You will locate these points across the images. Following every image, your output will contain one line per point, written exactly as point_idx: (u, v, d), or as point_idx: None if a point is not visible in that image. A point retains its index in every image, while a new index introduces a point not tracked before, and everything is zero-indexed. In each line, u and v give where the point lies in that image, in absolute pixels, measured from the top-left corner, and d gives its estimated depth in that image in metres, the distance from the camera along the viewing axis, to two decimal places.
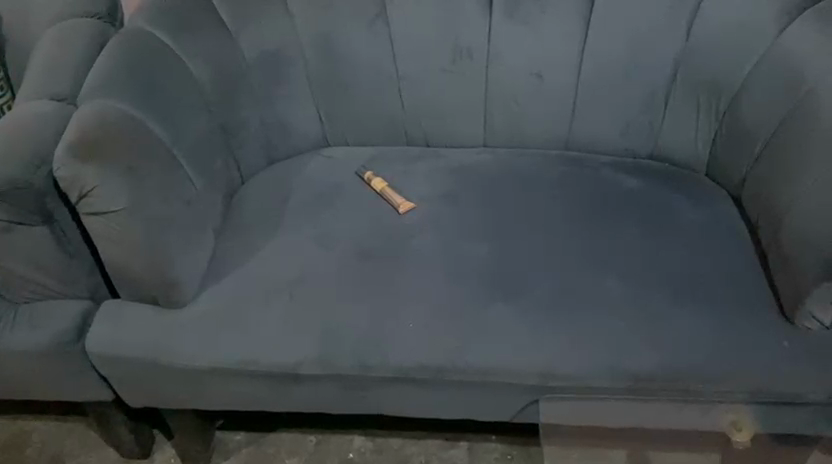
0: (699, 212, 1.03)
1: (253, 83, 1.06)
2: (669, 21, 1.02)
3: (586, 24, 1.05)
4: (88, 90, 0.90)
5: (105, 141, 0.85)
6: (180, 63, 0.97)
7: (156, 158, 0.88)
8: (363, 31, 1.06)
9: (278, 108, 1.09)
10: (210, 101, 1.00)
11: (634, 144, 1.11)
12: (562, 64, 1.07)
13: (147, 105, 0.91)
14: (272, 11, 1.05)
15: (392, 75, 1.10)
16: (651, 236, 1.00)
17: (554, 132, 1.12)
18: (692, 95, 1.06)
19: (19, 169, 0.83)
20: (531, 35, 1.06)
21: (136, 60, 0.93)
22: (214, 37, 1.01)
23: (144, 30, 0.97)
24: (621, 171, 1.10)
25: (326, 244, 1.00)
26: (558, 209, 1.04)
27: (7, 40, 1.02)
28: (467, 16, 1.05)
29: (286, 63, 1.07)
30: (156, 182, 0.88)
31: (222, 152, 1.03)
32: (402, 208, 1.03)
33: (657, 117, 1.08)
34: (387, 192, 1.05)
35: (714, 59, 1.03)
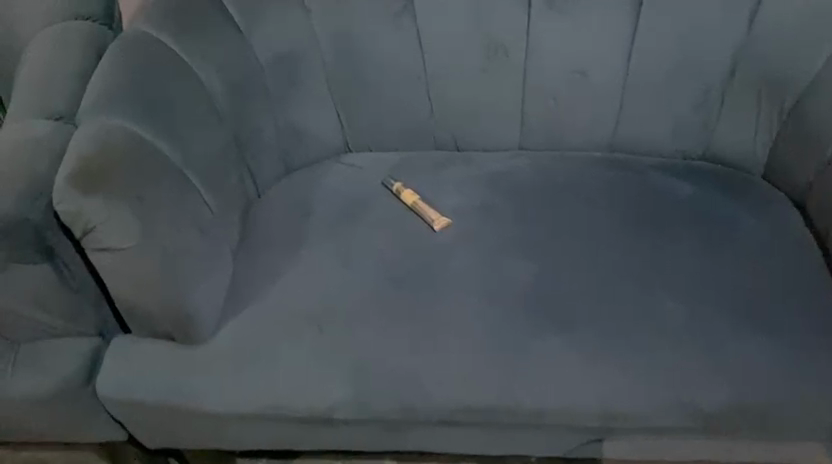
0: (763, 220, 0.94)
1: (267, 87, 0.95)
2: (727, 12, 0.93)
3: (635, 15, 0.95)
4: (87, 107, 0.80)
5: (109, 169, 0.75)
6: (187, 70, 0.87)
7: (166, 183, 0.78)
8: (387, 27, 0.96)
9: (295, 113, 0.98)
10: (222, 111, 0.90)
11: (685, 145, 1.02)
12: (607, 59, 0.97)
13: (153, 122, 0.80)
14: (287, 7, 0.94)
15: (418, 76, 0.99)
16: (712, 249, 0.90)
17: (597, 133, 1.02)
18: (751, 95, 0.97)
19: (14, 204, 0.73)
20: (575, 29, 0.96)
21: (138, 70, 0.83)
22: (224, 38, 0.91)
23: (147, 35, 0.87)
24: (673, 174, 1.00)
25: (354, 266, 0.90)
26: (608, 220, 0.94)
27: None
28: (504, 8, 0.95)
29: (302, 64, 0.96)
30: (167, 212, 0.78)
31: (237, 166, 0.92)
32: (437, 226, 0.93)
33: (711, 115, 0.99)
34: (419, 206, 0.96)
35: (778, 55, 0.93)
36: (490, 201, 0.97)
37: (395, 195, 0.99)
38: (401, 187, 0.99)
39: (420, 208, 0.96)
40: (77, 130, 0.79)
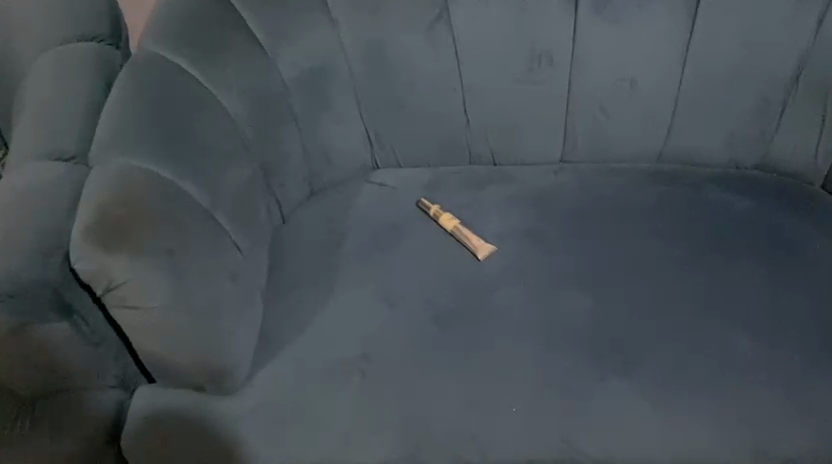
0: (828, 240, 0.88)
1: (292, 108, 0.88)
2: (792, 17, 0.86)
3: (691, 21, 0.88)
4: (101, 145, 0.72)
5: (132, 220, 0.67)
6: (208, 97, 0.79)
7: (194, 231, 0.71)
8: (422, 40, 0.89)
9: (322, 134, 0.91)
10: (246, 139, 0.82)
11: (739, 156, 0.95)
12: (659, 66, 0.90)
13: (176, 160, 0.73)
14: (313, 21, 0.87)
15: (454, 89, 0.92)
16: (775, 276, 0.85)
17: (645, 146, 0.95)
18: (816, 104, 0.90)
19: (27, 265, 0.66)
20: (625, 37, 0.88)
21: (155, 102, 0.75)
22: (246, 58, 0.83)
23: (160, 59, 0.79)
24: (727, 188, 0.94)
25: (394, 305, 0.83)
26: (663, 245, 0.88)
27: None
28: (548, 17, 0.87)
29: (331, 82, 0.89)
30: (197, 262, 0.70)
31: (264, 198, 0.85)
32: (480, 254, 0.87)
33: (770, 125, 0.92)
34: (460, 232, 0.89)
35: None
36: (536, 226, 0.91)
37: (432, 220, 0.92)
38: (438, 210, 0.91)
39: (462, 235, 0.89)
40: (92, 172, 0.71)
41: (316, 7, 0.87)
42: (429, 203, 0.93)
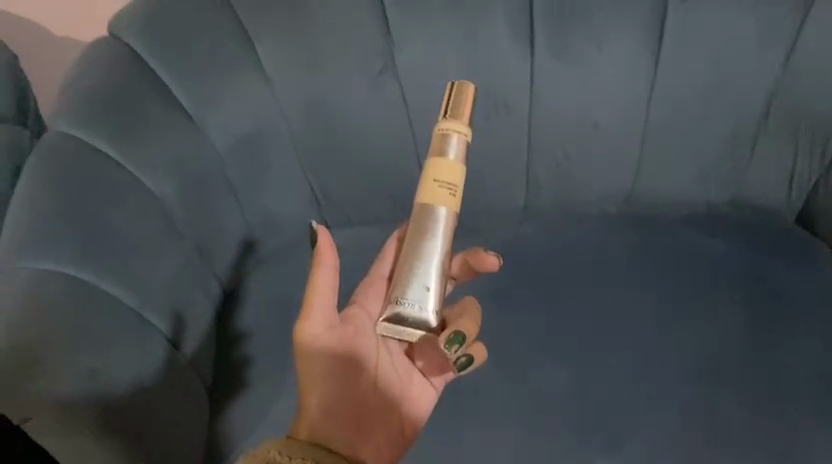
0: (803, 282, 0.86)
1: (230, 179, 0.80)
2: (761, 50, 0.81)
3: (654, 59, 0.82)
4: (6, 249, 0.64)
5: (44, 344, 0.59)
6: (140, 192, 0.70)
7: (130, 356, 0.63)
8: (366, 91, 0.81)
9: (266, 200, 0.83)
10: (181, 223, 0.74)
11: (708, 197, 0.91)
12: (626, 104, 0.84)
13: (96, 262, 0.65)
14: (248, 77, 0.78)
15: (408, 143, 0.85)
16: (753, 327, 0.83)
17: (612, 190, 0.90)
18: (786, 141, 0.85)
19: None
20: (583, 80, 0.82)
21: (73, 191, 0.67)
22: (173, 126, 0.74)
23: (69, 139, 0.70)
24: (699, 233, 0.90)
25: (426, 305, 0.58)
26: (640, 300, 0.85)
27: None
28: (502, 61, 0.81)
29: (268, 147, 0.81)
30: (124, 380, 0.62)
31: (203, 283, 0.78)
32: (487, 265, 0.61)
33: (742, 162, 0.87)
34: (460, 186, 0.60)
35: (820, 97, 0.82)
36: (504, 287, 0.87)
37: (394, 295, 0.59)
38: (460, 140, 0.59)
39: (462, 179, 0.60)
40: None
41: (246, 64, 0.77)
42: (459, 83, 0.61)
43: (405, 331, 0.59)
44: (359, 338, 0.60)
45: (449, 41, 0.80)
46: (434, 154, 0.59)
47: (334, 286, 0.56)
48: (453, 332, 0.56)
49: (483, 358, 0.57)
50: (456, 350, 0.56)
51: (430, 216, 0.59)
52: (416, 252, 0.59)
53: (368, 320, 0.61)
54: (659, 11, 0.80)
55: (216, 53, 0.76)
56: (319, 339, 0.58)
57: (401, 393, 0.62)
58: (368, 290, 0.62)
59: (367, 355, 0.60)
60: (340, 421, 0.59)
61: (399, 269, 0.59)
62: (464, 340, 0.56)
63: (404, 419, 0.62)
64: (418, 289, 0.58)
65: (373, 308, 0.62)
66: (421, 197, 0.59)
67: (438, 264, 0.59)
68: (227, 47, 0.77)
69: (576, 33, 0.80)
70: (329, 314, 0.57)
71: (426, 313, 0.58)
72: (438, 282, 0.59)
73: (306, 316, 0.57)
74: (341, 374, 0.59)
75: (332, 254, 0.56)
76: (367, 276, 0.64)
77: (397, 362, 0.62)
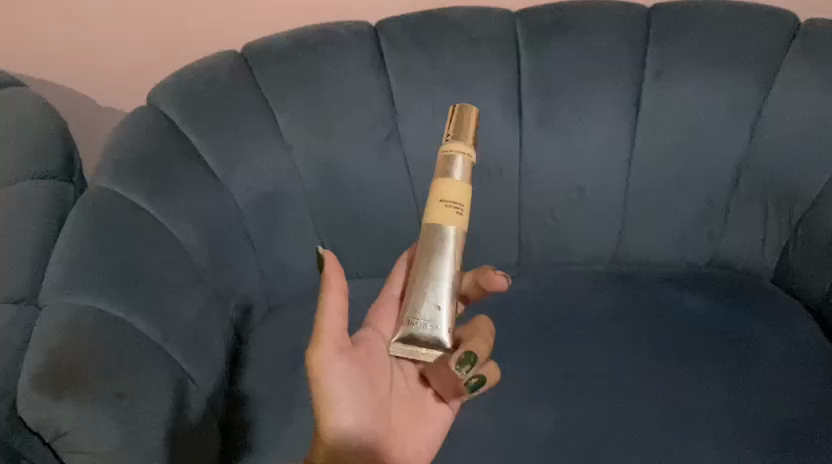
0: (779, 336, 0.92)
1: (249, 232, 0.89)
2: (728, 121, 0.89)
3: (632, 130, 0.91)
4: (50, 285, 0.72)
5: (79, 365, 0.66)
6: (169, 241, 0.80)
7: (153, 382, 0.71)
8: (372, 155, 0.90)
9: (280, 253, 0.92)
10: (203, 269, 0.83)
11: (689, 256, 0.98)
12: (609, 170, 0.93)
13: (128, 299, 0.73)
14: (268, 141, 0.87)
15: (410, 203, 0.94)
16: (730, 376, 0.88)
17: (599, 248, 0.98)
18: (758, 204, 0.92)
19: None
20: (568, 147, 0.92)
21: (110, 237, 0.76)
22: (200, 182, 0.83)
23: (108, 192, 0.79)
24: (681, 289, 0.97)
25: (437, 323, 0.63)
26: (624, 351, 0.91)
27: None
28: (494, 129, 0.91)
29: (284, 204, 0.90)
30: (147, 404, 0.69)
31: (220, 324, 0.85)
32: (497, 286, 0.65)
33: (718, 225, 0.95)
34: (467, 205, 0.64)
35: (786, 163, 0.89)
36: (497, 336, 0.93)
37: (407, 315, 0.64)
38: (464, 160, 0.64)
39: (467, 199, 0.64)
40: (42, 311, 0.71)
41: (267, 129, 0.87)
42: (462, 107, 0.66)
43: (419, 350, 0.64)
44: (371, 358, 0.64)
45: (448, 113, 0.90)
46: (440, 176, 0.64)
47: (343, 310, 0.60)
48: (466, 352, 0.61)
49: (491, 378, 0.63)
50: (467, 372, 0.61)
51: (438, 236, 0.63)
52: (425, 272, 0.64)
53: (380, 340, 0.67)
54: (635, 89, 0.90)
55: (241, 122, 0.86)
56: (334, 366, 0.60)
57: (416, 414, 0.68)
58: (381, 314, 0.69)
59: (379, 373, 0.65)
60: (356, 444, 0.62)
61: (411, 289, 0.64)
62: (475, 361, 0.61)
63: (417, 439, 0.68)
64: (429, 309, 0.63)
65: (387, 331, 0.68)
66: (429, 217, 0.64)
67: (449, 283, 0.64)
68: (252, 117, 0.87)
69: (561, 106, 0.90)
70: (340, 337, 0.60)
71: (439, 332, 0.63)
72: (449, 301, 0.64)
73: (319, 343, 0.59)
74: (359, 396, 0.61)
75: (339, 279, 0.59)
76: (379, 299, 0.71)
77: (412, 383, 0.68)
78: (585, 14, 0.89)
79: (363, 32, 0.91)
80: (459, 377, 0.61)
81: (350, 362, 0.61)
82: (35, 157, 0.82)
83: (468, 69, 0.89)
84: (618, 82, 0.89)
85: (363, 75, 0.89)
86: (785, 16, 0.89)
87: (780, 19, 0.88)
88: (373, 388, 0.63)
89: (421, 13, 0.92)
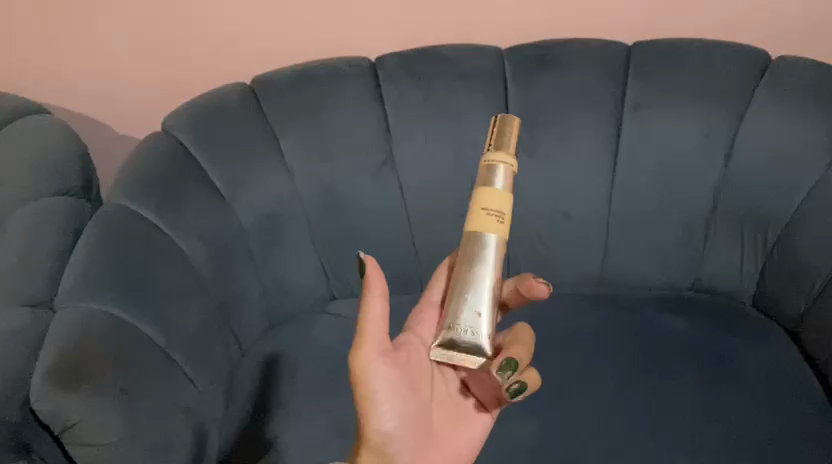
0: (758, 356, 0.95)
1: (252, 249, 0.95)
2: (704, 150, 0.95)
3: (613, 158, 0.97)
4: (65, 290, 0.78)
5: (88, 362, 0.72)
6: (176, 254, 0.86)
7: (154, 382, 0.76)
8: (369, 179, 0.97)
9: (282, 270, 0.98)
10: (207, 282, 0.89)
11: (672, 279, 1.02)
12: (592, 196, 0.98)
13: (136, 304, 0.79)
14: (272, 164, 0.94)
15: (404, 225, 1.00)
16: (708, 393, 0.92)
17: (585, 270, 1.03)
18: (735, 229, 0.97)
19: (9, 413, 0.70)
20: (553, 173, 0.97)
21: (122, 248, 0.82)
22: (208, 201, 0.90)
23: (121, 208, 0.86)
24: (664, 311, 1.01)
25: (477, 331, 0.62)
26: (607, 368, 0.95)
27: None
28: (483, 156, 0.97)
29: (286, 224, 0.96)
30: (149, 401, 0.75)
31: (222, 334, 0.91)
32: (538, 293, 0.63)
33: (698, 251, 1.00)
34: (508, 213, 0.64)
35: (760, 189, 0.94)
36: None
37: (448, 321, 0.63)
38: (506, 170, 0.63)
39: (508, 208, 0.63)
40: (56, 314, 0.77)
41: (271, 154, 0.94)
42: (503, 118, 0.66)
43: (460, 357, 0.62)
44: (409, 362, 0.63)
45: (440, 141, 0.96)
46: (481, 185, 0.64)
47: (385, 313, 0.58)
48: (506, 358, 0.59)
49: (535, 384, 0.60)
50: (508, 378, 0.59)
51: (478, 243, 0.63)
52: (466, 278, 0.63)
53: (421, 345, 0.66)
54: (615, 121, 0.96)
55: (248, 148, 0.93)
56: (377, 369, 0.59)
57: (457, 418, 0.67)
58: (422, 317, 0.67)
59: (418, 378, 0.63)
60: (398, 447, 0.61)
61: (450, 296, 0.63)
62: (517, 367, 0.59)
63: (460, 443, 0.67)
64: (469, 316, 0.62)
65: (427, 336, 0.67)
66: (470, 225, 0.63)
67: (489, 291, 0.63)
68: (257, 142, 0.93)
69: (545, 135, 0.96)
70: (383, 340, 0.59)
71: (480, 339, 0.62)
72: (490, 308, 0.63)
73: (361, 345, 0.58)
74: (400, 398, 0.61)
75: (381, 282, 0.57)
76: (418, 303, 0.69)
77: (455, 391, 0.68)
78: (569, 51, 0.96)
79: (363, 65, 0.97)
80: (501, 383, 0.59)
81: (392, 365, 0.60)
82: (57, 176, 0.89)
83: (458, 101, 0.96)
84: (598, 114, 0.96)
85: (361, 105, 0.96)
86: (757, 53, 0.95)
87: (752, 56, 0.94)
88: (412, 392, 0.62)
89: (416, 49, 0.99)
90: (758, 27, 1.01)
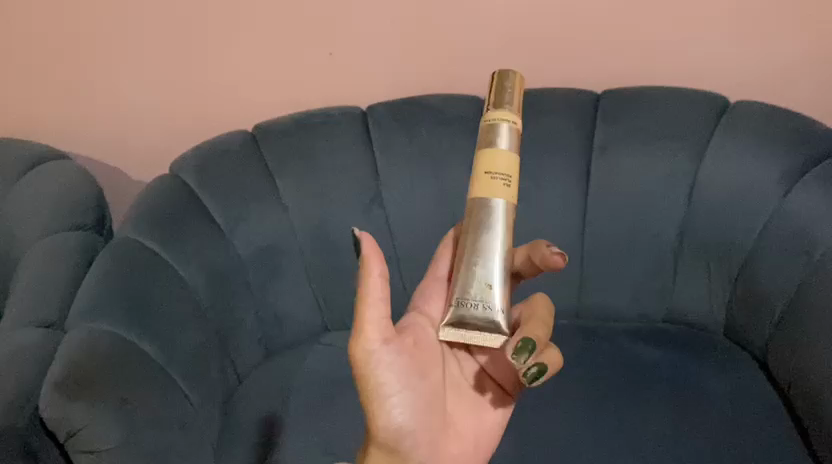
0: (727, 380, 1.00)
1: (248, 279, 1.02)
2: (668, 185, 1.02)
3: (584, 193, 1.05)
4: (75, 313, 0.86)
5: (92, 375, 0.79)
6: (177, 282, 0.94)
7: (153, 397, 0.83)
8: (358, 216, 1.05)
9: (275, 301, 1.05)
10: (204, 308, 0.97)
11: (646, 311, 1.08)
12: (565, 231, 1.06)
13: (138, 326, 0.87)
14: (268, 203, 1.03)
15: (391, 259, 1.07)
16: (679, 413, 0.96)
17: (562, 302, 1.09)
18: (702, 261, 1.04)
19: (19, 420, 0.77)
20: (529, 209, 1.05)
21: (128, 276, 0.90)
22: (208, 235, 0.99)
23: (130, 240, 0.94)
24: (639, 341, 1.06)
25: (490, 302, 0.63)
26: (582, 391, 1.00)
27: (8, 259, 1.00)
28: (462, 193, 1.05)
29: (281, 258, 1.04)
30: (147, 413, 0.81)
31: (218, 358, 0.97)
32: (553, 263, 0.62)
33: (668, 284, 1.06)
34: (516, 174, 0.64)
35: (720, 223, 1.01)
36: None
37: (460, 294, 0.63)
38: (509, 129, 0.64)
39: (513, 170, 0.64)
40: (66, 335, 0.84)
41: (267, 194, 1.03)
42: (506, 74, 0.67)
43: (470, 333, 0.63)
44: (418, 346, 0.64)
45: (424, 182, 1.05)
46: (485, 145, 0.64)
47: (385, 297, 0.58)
48: (522, 339, 0.56)
49: (556, 368, 0.57)
50: (525, 361, 0.55)
51: (485, 208, 0.64)
52: (473, 248, 0.64)
53: (429, 323, 0.67)
54: (584, 162, 1.04)
55: (247, 187, 1.02)
56: (380, 358, 0.60)
57: (475, 400, 0.69)
58: (430, 294, 0.69)
59: (427, 361, 0.65)
60: (418, 437, 0.63)
61: (459, 268, 0.65)
62: (534, 347, 0.56)
63: (480, 423, 0.69)
64: (481, 289, 0.63)
65: (435, 314, 0.68)
66: (477, 190, 0.64)
67: (501, 261, 0.64)
68: (257, 182, 1.02)
69: (521, 175, 1.04)
70: (385, 327, 0.59)
71: (493, 312, 0.62)
72: (501, 279, 0.63)
73: (363, 334, 0.58)
74: (408, 385, 0.62)
75: (378, 264, 0.56)
76: (427, 278, 0.72)
77: (472, 376, 0.70)
78: (542, 97, 1.05)
79: (354, 113, 1.07)
80: (517, 368, 0.56)
81: (397, 352, 0.61)
82: (73, 213, 0.98)
83: (440, 144, 1.04)
84: (569, 155, 1.04)
85: (351, 148, 1.05)
86: (715, 96, 1.03)
87: (710, 99, 1.02)
88: (423, 377, 0.63)
89: (403, 98, 1.08)
90: (722, 75, 1.09)
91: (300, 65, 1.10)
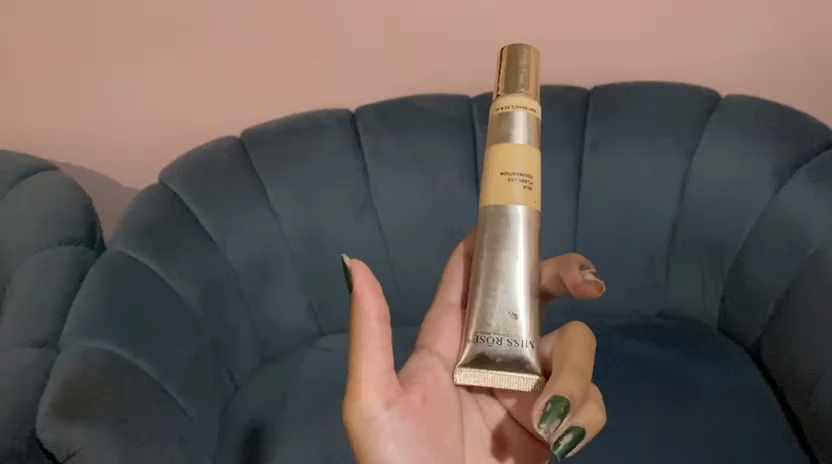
0: (721, 376, 1.00)
1: (242, 288, 1.02)
2: (659, 182, 1.02)
3: (575, 190, 1.05)
4: (69, 331, 0.86)
5: (87, 396, 0.79)
6: (172, 296, 0.94)
7: (150, 415, 0.83)
8: (349, 221, 1.05)
9: (270, 308, 1.05)
10: (199, 321, 0.97)
11: (641, 306, 1.09)
12: (556, 230, 1.06)
13: (134, 345, 0.87)
14: (259, 211, 1.02)
15: (384, 262, 1.07)
16: (674, 410, 0.96)
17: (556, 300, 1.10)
18: (694, 257, 1.04)
19: (17, 443, 0.78)
20: None
21: (122, 292, 0.90)
22: (200, 246, 0.98)
23: (121, 254, 0.94)
24: (633, 337, 1.07)
25: (514, 334, 0.61)
26: None
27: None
28: (454, 194, 1.04)
29: (274, 265, 1.04)
30: (145, 431, 0.81)
31: (213, 369, 0.98)
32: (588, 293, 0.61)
33: (660, 280, 1.07)
34: (538, 169, 0.61)
35: (712, 219, 1.01)
36: None
37: (485, 328, 0.62)
38: (528, 117, 0.61)
39: (531, 166, 0.61)
40: (60, 354, 0.84)
41: (258, 201, 1.02)
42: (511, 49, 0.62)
43: (492, 373, 0.61)
44: (427, 404, 0.61)
45: (414, 185, 1.04)
46: (501, 140, 0.61)
47: (385, 346, 0.56)
48: (551, 402, 0.51)
49: (594, 424, 0.52)
50: (557, 429, 0.50)
51: (502, 217, 0.60)
52: (492, 271, 0.62)
53: (441, 366, 0.64)
54: (574, 160, 1.04)
55: (237, 195, 1.01)
56: (382, 425, 0.57)
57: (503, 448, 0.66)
58: (443, 322, 0.68)
59: (440, 424, 0.61)
60: None
61: (471, 300, 0.63)
62: (567, 411, 0.50)
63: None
64: (509, 322, 0.61)
65: (445, 353, 0.66)
66: (494, 194, 0.61)
67: (526, 292, 0.61)
68: (247, 189, 1.02)
69: None
70: (385, 385, 0.57)
71: (521, 348, 0.61)
72: (526, 309, 0.61)
73: (363, 394, 0.56)
74: (417, 459, 0.58)
75: (378, 310, 0.55)
76: (436, 303, 0.70)
77: (494, 424, 0.66)
78: None
79: (343, 117, 1.06)
80: (549, 437, 0.51)
81: (402, 414, 0.58)
82: (61, 228, 0.98)
83: (430, 146, 1.04)
84: (559, 153, 1.03)
85: (341, 153, 1.04)
86: (706, 92, 1.02)
87: (701, 94, 1.02)
88: (434, 445, 0.59)
89: (392, 100, 1.07)
90: (713, 69, 1.08)
91: (288, 69, 1.08)
